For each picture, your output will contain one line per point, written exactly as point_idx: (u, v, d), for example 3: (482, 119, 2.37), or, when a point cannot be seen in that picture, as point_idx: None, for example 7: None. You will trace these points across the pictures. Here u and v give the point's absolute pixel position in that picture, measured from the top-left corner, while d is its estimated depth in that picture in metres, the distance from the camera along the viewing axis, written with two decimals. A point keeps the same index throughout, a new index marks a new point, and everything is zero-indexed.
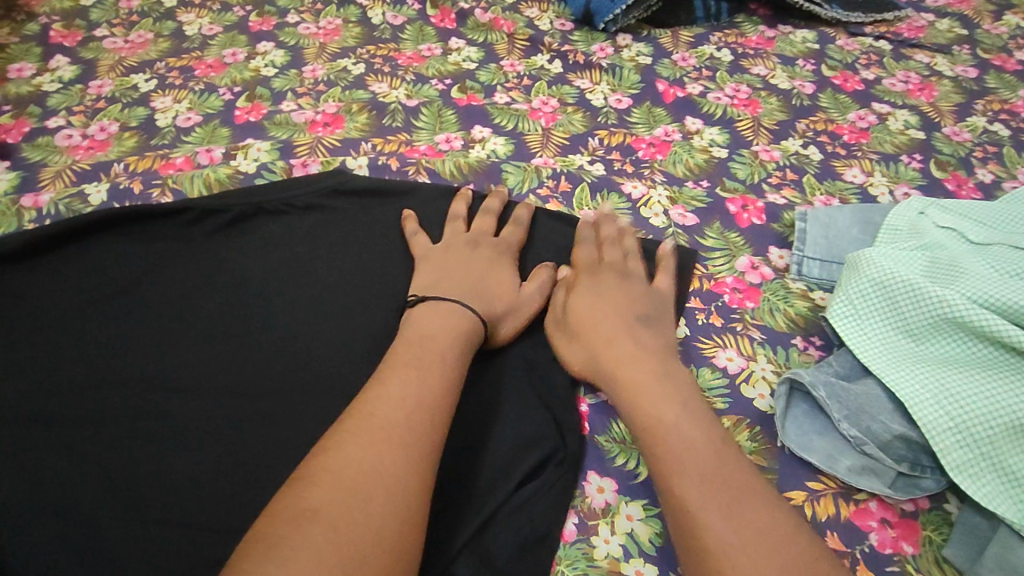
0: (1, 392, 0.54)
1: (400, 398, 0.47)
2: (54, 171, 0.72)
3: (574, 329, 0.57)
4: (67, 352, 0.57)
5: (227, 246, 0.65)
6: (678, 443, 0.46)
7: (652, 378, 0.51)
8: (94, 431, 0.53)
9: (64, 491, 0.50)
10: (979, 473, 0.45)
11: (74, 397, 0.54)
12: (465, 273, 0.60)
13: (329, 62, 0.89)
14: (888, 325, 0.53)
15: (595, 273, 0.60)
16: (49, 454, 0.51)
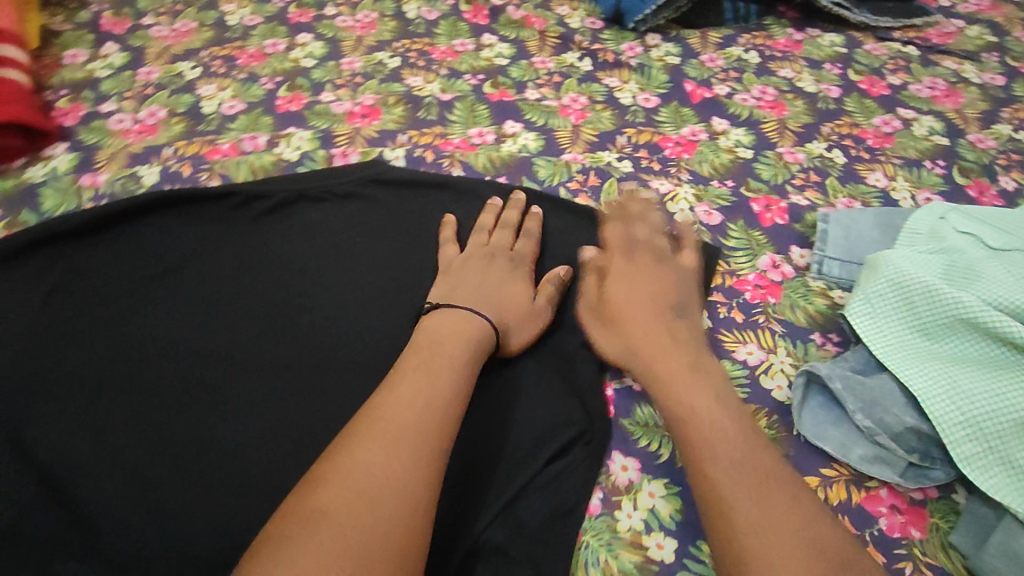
0: (64, 357, 0.58)
1: (410, 402, 0.48)
2: (109, 154, 0.76)
3: (611, 318, 0.59)
4: (124, 322, 0.60)
5: (271, 230, 0.68)
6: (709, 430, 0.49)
7: (686, 361, 0.54)
8: (150, 396, 0.56)
9: (123, 451, 0.53)
10: (985, 465, 0.48)
11: (131, 364, 0.58)
12: (481, 284, 0.62)
13: (366, 55, 0.92)
14: (904, 324, 0.55)
15: (628, 255, 0.63)
16: (109, 416, 0.55)
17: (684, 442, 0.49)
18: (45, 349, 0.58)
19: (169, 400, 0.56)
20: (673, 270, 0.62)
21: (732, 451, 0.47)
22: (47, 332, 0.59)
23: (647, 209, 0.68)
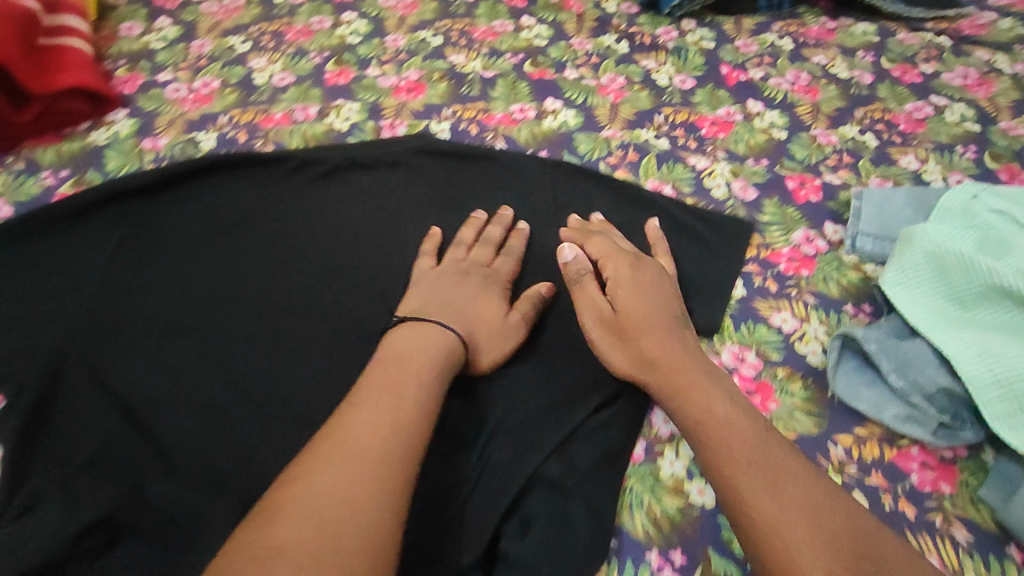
0: (137, 304, 0.61)
1: (372, 423, 0.44)
2: (168, 119, 0.78)
3: (629, 333, 0.56)
4: (191, 273, 0.63)
5: (323, 194, 0.71)
6: (723, 427, 0.47)
7: (693, 362, 0.53)
8: (216, 340, 0.59)
9: (191, 386, 0.55)
10: (1016, 422, 0.50)
11: (197, 311, 0.61)
12: (455, 296, 0.59)
13: (409, 33, 0.94)
14: (938, 293, 0.57)
15: (633, 264, 0.61)
16: (179, 354, 0.57)
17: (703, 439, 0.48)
18: (119, 297, 0.61)
19: (234, 342, 0.59)
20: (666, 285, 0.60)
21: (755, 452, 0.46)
22: (121, 280, 0.63)
23: (602, 225, 0.68)
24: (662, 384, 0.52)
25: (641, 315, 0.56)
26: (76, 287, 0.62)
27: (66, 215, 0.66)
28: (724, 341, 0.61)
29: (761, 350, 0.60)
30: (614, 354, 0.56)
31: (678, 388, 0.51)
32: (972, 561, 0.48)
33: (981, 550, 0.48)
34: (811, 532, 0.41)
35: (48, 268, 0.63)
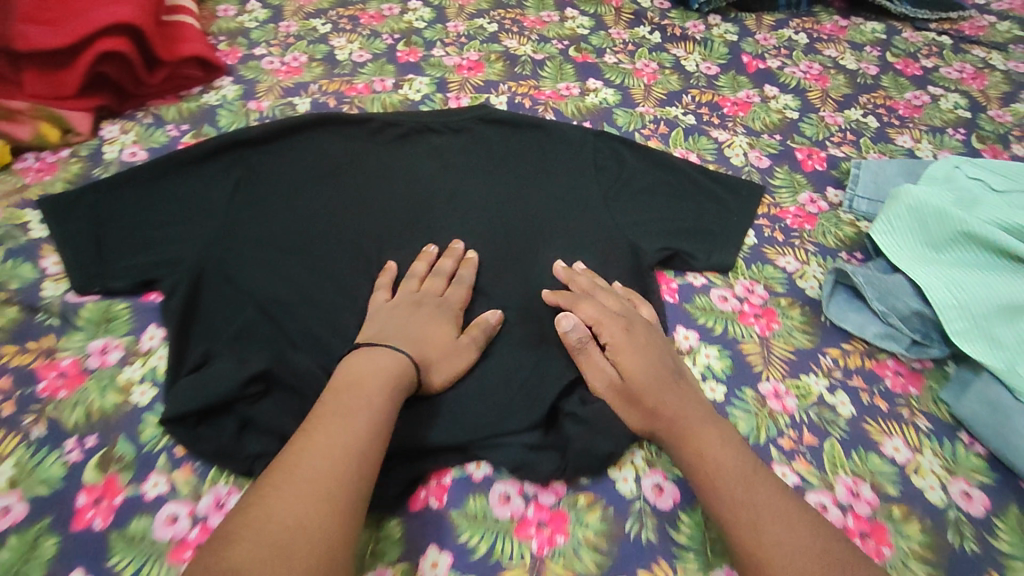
0: (257, 230, 0.73)
1: (325, 449, 0.48)
2: (267, 86, 0.90)
3: (635, 394, 0.57)
4: (297, 209, 0.75)
5: (400, 152, 0.83)
6: (719, 464, 0.51)
7: (694, 414, 0.56)
8: (322, 261, 0.71)
9: (306, 293, 0.68)
10: (969, 338, 0.63)
11: (305, 238, 0.73)
12: (409, 321, 0.61)
13: (468, 20, 1.06)
14: (918, 239, 0.69)
15: (628, 326, 0.62)
16: (295, 269, 0.70)
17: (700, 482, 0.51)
18: (242, 224, 0.73)
19: (337, 262, 0.72)
20: (660, 340, 0.63)
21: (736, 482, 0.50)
22: (243, 207, 0.75)
23: (585, 269, 0.70)
24: (673, 440, 0.54)
25: (643, 377, 0.58)
26: (206, 213, 0.74)
27: (196, 155, 0.78)
28: (738, 277, 0.74)
29: (767, 284, 0.73)
30: (627, 418, 0.57)
31: (684, 443, 0.54)
32: (929, 442, 0.61)
33: (937, 434, 0.61)
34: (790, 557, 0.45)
35: (180, 200, 0.75)
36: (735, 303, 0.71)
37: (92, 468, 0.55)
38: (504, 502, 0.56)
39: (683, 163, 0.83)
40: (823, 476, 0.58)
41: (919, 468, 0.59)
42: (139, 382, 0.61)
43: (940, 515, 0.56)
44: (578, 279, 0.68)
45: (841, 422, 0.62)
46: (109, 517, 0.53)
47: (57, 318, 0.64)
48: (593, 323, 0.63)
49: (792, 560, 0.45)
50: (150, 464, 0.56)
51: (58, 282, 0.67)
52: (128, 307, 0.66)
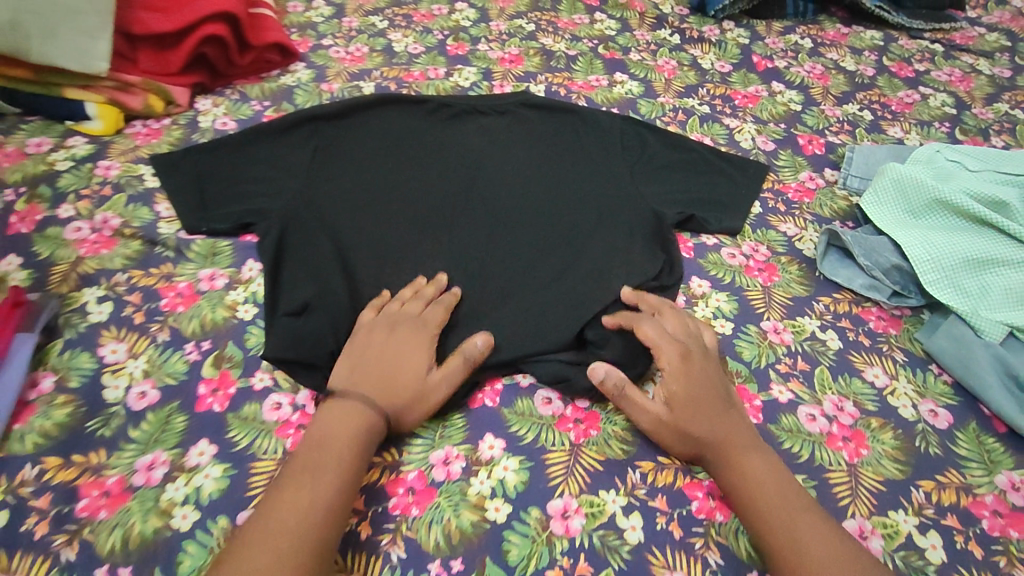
0: (336, 186, 0.81)
1: (293, 508, 0.52)
2: (335, 72, 1.03)
3: (682, 424, 0.62)
4: (368, 173, 0.84)
5: (454, 130, 0.92)
6: (765, 487, 0.58)
7: (737, 441, 0.61)
8: (393, 214, 0.80)
9: (381, 243, 0.77)
10: (941, 287, 0.74)
11: (378, 196, 0.81)
12: (383, 353, 0.64)
13: (509, 20, 1.19)
14: (900, 208, 0.81)
15: (687, 357, 0.66)
16: (369, 222, 0.79)
17: (747, 507, 0.57)
18: (323, 182, 0.81)
19: (400, 217, 0.80)
20: (715, 369, 0.66)
21: (774, 508, 0.56)
22: (321, 168, 0.83)
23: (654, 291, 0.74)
24: (719, 462, 0.60)
25: (693, 411, 0.62)
26: (289, 173, 0.82)
27: (278, 127, 0.86)
28: (745, 239, 0.85)
29: (770, 245, 0.84)
30: (674, 445, 0.62)
31: (729, 467, 0.60)
32: (904, 370, 0.72)
33: (912, 364, 0.73)
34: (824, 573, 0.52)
35: (266, 162, 0.83)
36: (741, 259, 0.82)
37: (208, 366, 0.67)
38: (546, 403, 0.67)
39: (698, 146, 0.92)
40: (814, 393, 0.69)
41: (895, 390, 0.70)
42: (243, 303, 0.72)
43: (911, 427, 0.67)
44: (647, 299, 0.72)
45: (830, 352, 0.73)
46: (226, 403, 0.65)
47: (172, 250, 0.76)
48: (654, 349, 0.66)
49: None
50: (256, 365, 0.68)
51: (171, 223, 0.78)
52: (230, 245, 0.78)
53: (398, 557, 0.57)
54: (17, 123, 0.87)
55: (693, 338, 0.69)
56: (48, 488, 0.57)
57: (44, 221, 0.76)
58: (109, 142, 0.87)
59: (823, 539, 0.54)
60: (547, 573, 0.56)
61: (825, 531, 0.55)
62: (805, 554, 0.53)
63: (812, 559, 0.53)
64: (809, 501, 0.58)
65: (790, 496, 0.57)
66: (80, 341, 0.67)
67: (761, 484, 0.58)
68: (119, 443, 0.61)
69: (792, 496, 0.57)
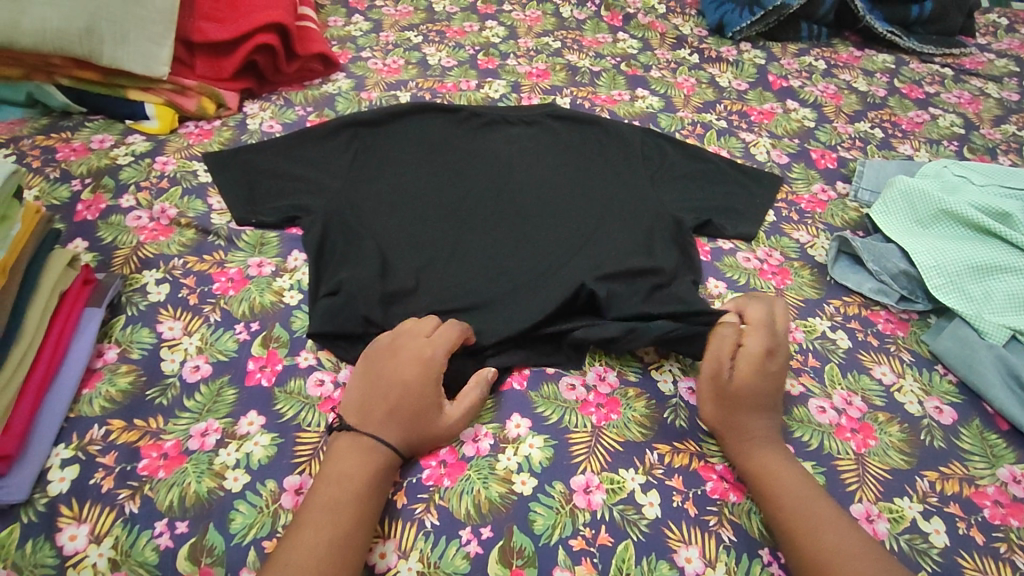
0: (376, 184, 0.87)
1: (314, 544, 0.53)
2: (374, 82, 1.10)
3: (729, 397, 0.65)
4: (404, 174, 0.89)
5: (485, 137, 0.97)
6: (778, 479, 0.61)
7: (759, 435, 0.64)
8: (429, 211, 0.85)
9: (417, 235, 0.82)
10: (946, 291, 0.78)
11: (414, 194, 0.87)
12: (391, 386, 0.63)
13: (536, 38, 1.26)
14: (908, 218, 0.86)
15: (767, 359, 0.66)
16: (406, 217, 0.84)
17: (762, 496, 0.61)
18: (363, 181, 0.87)
19: (434, 213, 0.85)
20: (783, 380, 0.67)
21: (789, 499, 0.59)
22: (362, 169, 0.89)
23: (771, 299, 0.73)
24: (738, 451, 0.64)
25: (748, 396, 0.65)
26: (332, 173, 0.88)
27: (323, 132, 0.92)
28: (759, 245, 0.89)
29: (783, 251, 0.88)
30: (708, 406, 0.66)
31: (748, 459, 0.63)
32: (911, 369, 0.76)
33: (917, 364, 0.76)
34: (838, 558, 0.54)
35: (311, 163, 0.89)
36: (756, 263, 0.87)
37: (257, 345, 0.71)
38: (570, 388, 0.71)
39: (716, 157, 0.98)
40: (823, 387, 0.73)
41: (901, 388, 0.74)
42: (289, 289, 0.77)
43: (916, 421, 0.71)
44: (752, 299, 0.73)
45: (839, 351, 0.77)
46: (273, 378, 0.69)
47: (224, 239, 0.81)
48: (751, 334, 0.67)
49: (846, 561, 0.54)
50: (301, 344, 0.72)
51: (223, 215, 0.84)
52: (277, 237, 0.82)
53: (431, 523, 0.60)
54: (83, 121, 0.94)
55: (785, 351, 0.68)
56: (113, 447, 0.61)
57: (108, 210, 0.82)
58: (165, 140, 0.93)
59: (834, 529, 0.56)
60: (571, 541, 0.59)
61: (836, 519, 0.57)
62: (814, 538, 0.56)
63: (822, 543, 0.55)
64: (820, 492, 0.60)
65: (803, 487, 0.60)
66: (140, 318, 0.72)
67: (775, 476, 0.61)
68: (175, 411, 0.65)
69: (805, 487, 0.60)
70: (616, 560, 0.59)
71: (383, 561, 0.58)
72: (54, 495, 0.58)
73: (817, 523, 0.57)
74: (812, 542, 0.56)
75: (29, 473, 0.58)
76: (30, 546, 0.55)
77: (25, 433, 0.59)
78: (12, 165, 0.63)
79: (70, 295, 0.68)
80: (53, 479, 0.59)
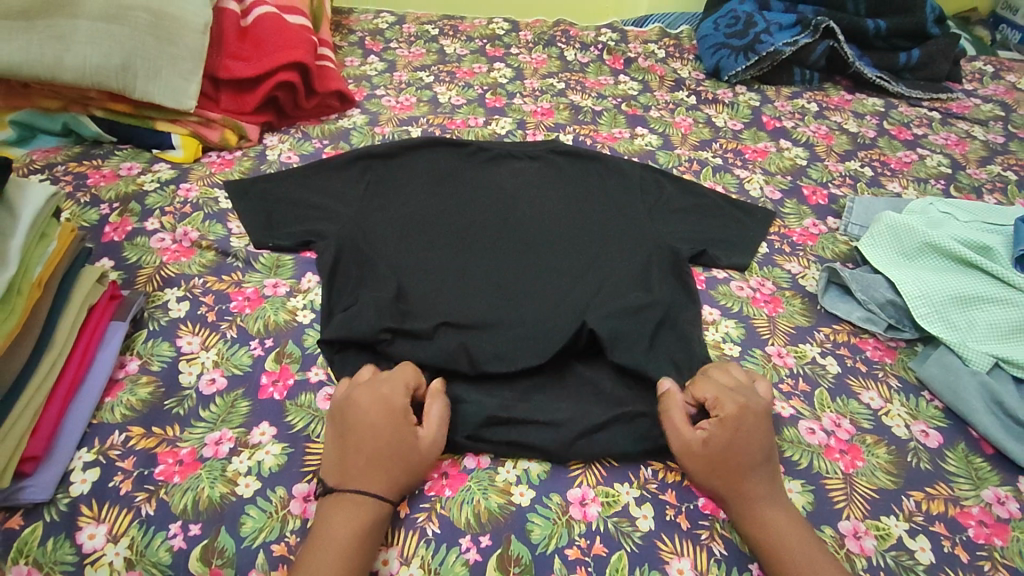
0: (387, 213, 0.92)
1: (336, 530, 0.58)
2: (387, 118, 1.16)
3: (714, 458, 0.64)
4: (414, 202, 0.94)
5: (491, 170, 1.03)
6: (773, 508, 0.62)
7: (753, 490, 0.63)
8: (436, 237, 0.90)
9: (424, 259, 0.86)
10: (930, 320, 0.82)
11: (424, 222, 0.92)
12: (363, 431, 0.63)
13: (542, 79, 1.33)
14: (894, 251, 0.90)
15: (742, 414, 0.65)
16: (415, 243, 0.88)
17: (754, 538, 0.61)
18: (375, 209, 0.92)
19: (442, 241, 0.89)
20: (764, 426, 0.66)
21: (782, 529, 0.61)
22: (375, 198, 0.94)
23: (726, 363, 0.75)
24: (735, 492, 0.63)
25: (734, 453, 0.63)
26: (346, 201, 0.93)
27: (340, 163, 0.98)
28: (752, 275, 0.93)
29: (775, 281, 0.92)
30: (696, 467, 0.64)
31: (740, 500, 0.62)
32: (898, 395, 0.78)
33: (905, 391, 0.79)
34: None
35: (327, 192, 0.94)
36: (749, 291, 0.90)
37: (271, 360, 0.75)
38: None
39: (711, 192, 1.03)
40: (813, 410, 0.76)
41: (889, 412, 0.76)
42: (302, 308, 0.81)
43: (903, 444, 0.73)
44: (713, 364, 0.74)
45: (828, 376, 0.80)
46: (285, 392, 0.72)
47: (242, 261, 0.86)
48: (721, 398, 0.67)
49: None
50: (312, 361, 0.75)
51: (241, 239, 0.89)
52: (292, 260, 0.87)
53: (433, 531, 0.62)
54: (113, 150, 1.00)
55: (760, 405, 0.68)
56: (132, 453, 0.64)
57: (134, 232, 0.87)
58: (189, 168, 0.99)
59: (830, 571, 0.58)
60: (567, 551, 0.61)
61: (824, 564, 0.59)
62: None
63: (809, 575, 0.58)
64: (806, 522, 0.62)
65: (794, 519, 0.62)
66: (160, 332, 0.76)
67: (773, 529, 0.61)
68: (191, 420, 0.68)
69: (795, 518, 0.62)
70: (610, 569, 0.61)
71: (386, 567, 0.60)
72: (76, 495, 0.61)
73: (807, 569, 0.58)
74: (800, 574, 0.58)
75: (53, 474, 0.61)
76: (51, 544, 0.58)
77: (51, 436, 0.62)
78: (53, 187, 0.68)
79: (98, 309, 0.72)
80: (75, 481, 0.62)
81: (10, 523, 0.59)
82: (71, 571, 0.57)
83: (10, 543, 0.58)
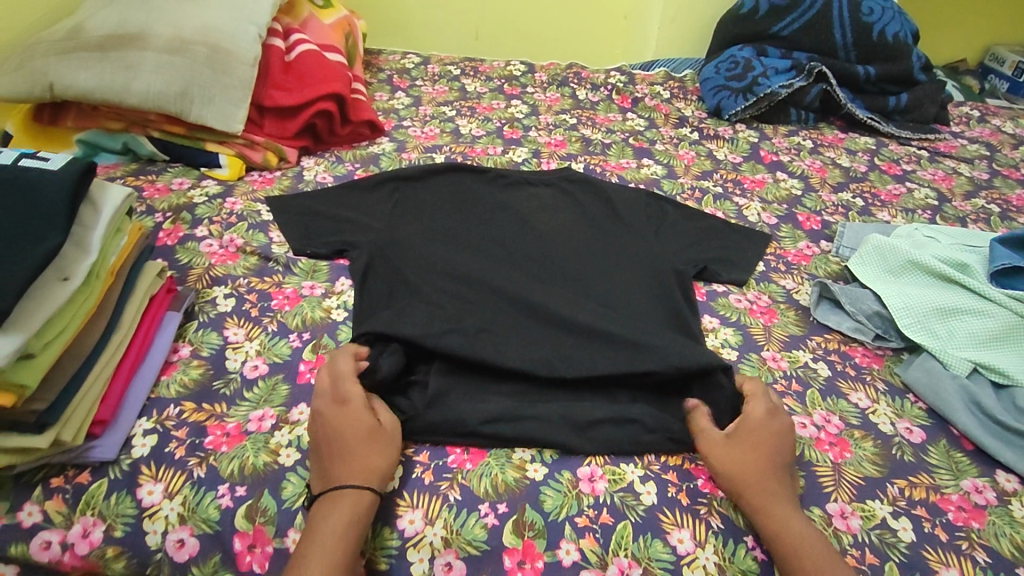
0: (413, 226, 1.01)
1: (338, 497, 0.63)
2: (414, 145, 1.27)
3: (740, 440, 0.71)
4: (438, 218, 1.04)
5: (510, 193, 1.12)
6: (782, 492, 0.67)
7: (773, 481, 0.68)
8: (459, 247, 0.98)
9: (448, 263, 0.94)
10: (914, 329, 0.88)
11: (448, 235, 1.00)
12: (337, 426, 0.68)
13: (556, 115, 1.44)
14: (880, 269, 0.97)
15: (771, 413, 0.73)
16: (439, 250, 0.97)
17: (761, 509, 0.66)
18: (403, 223, 1.01)
19: (464, 251, 0.98)
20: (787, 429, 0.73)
21: (786, 507, 0.66)
22: (403, 214, 1.03)
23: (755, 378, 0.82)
24: (753, 469, 0.68)
25: (757, 438, 0.71)
26: (376, 216, 1.02)
27: (371, 184, 1.08)
28: (749, 289, 1.00)
29: (771, 295, 0.99)
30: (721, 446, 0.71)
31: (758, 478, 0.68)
32: (885, 396, 0.84)
33: (891, 393, 0.85)
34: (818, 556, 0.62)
35: (358, 208, 1.04)
36: (746, 303, 0.97)
37: (308, 350, 0.82)
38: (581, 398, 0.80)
39: (710, 217, 1.12)
40: (805, 407, 0.82)
41: (876, 410, 0.82)
42: (336, 307, 0.89)
43: (889, 438, 0.79)
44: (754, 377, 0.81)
45: (820, 378, 0.86)
46: None
47: (282, 265, 0.94)
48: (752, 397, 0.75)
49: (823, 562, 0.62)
50: None
51: (281, 246, 0.97)
52: (327, 265, 0.95)
53: (454, 498, 0.68)
54: (166, 167, 1.11)
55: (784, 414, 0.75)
56: (185, 424, 0.71)
57: (185, 238, 0.96)
58: (234, 184, 1.09)
59: (821, 553, 0.62)
60: (576, 519, 0.67)
61: (820, 541, 0.64)
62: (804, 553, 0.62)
63: (806, 547, 0.63)
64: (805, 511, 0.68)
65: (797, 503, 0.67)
66: (210, 324, 0.84)
67: (783, 525, 0.64)
68: (236, 399, 0.75)
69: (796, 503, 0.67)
70: (615, 537, 0.66)
71: (411, 526, 0.66)
72: (137, 457, 0.68)
73: (805, 540, 0.63)
74: (800, 543, 0.63)
75: (118, 437, 0.68)
76: (114, 498, 0.66)
77: (117, 405, 0.70)
78: (128, 189, 0.78)
79: (157, 299, 0.80)
80: (137, 445, 0.69)
81: (79, 478, 0.66)
82: (132, 521, 0.65)
83: (80, 495, 0.66)
